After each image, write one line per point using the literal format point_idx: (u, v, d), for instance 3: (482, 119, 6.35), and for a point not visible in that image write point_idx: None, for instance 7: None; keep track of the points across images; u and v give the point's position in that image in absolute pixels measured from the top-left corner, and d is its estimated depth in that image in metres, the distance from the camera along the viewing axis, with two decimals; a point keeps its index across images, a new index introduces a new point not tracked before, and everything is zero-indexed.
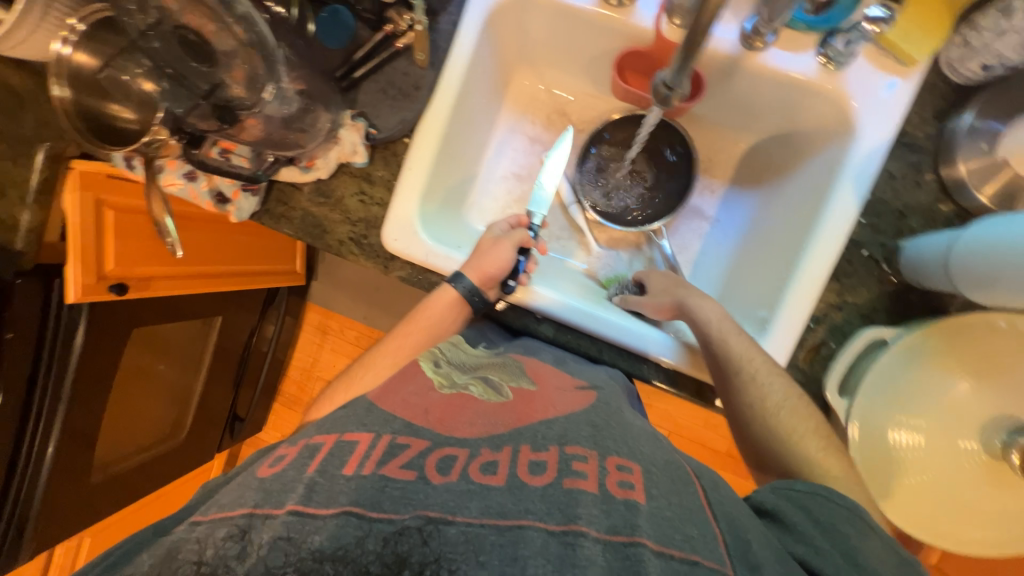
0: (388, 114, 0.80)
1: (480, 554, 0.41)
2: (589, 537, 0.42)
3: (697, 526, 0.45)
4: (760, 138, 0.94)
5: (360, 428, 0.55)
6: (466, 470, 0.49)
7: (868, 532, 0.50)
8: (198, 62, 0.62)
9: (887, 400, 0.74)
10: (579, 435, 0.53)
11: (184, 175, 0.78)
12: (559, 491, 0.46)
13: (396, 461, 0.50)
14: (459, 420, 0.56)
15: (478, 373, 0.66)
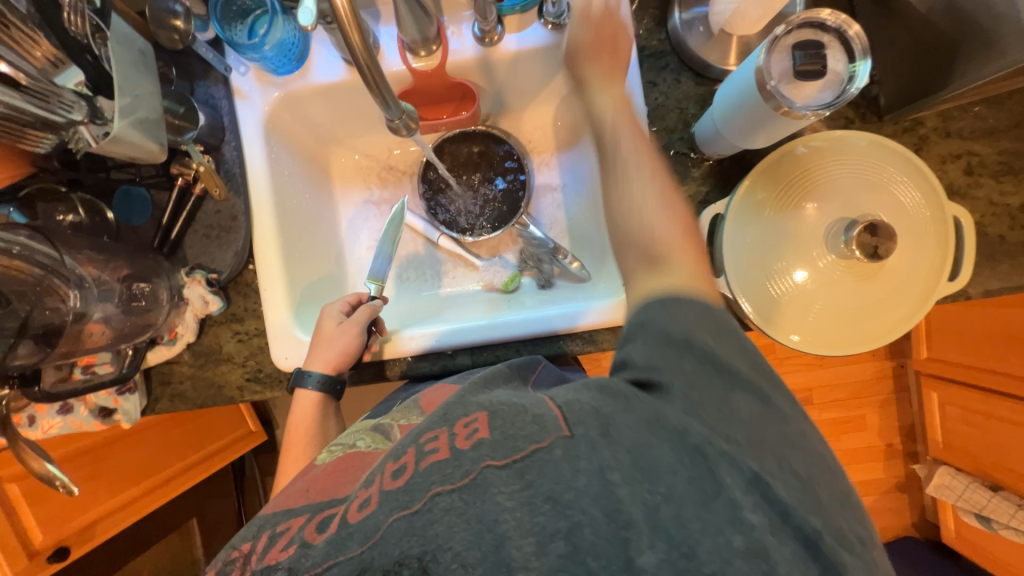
0: (221, 252, 0.73)
1: (427, 530, 0.38)
2: (538, 452, 0.39)
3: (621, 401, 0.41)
4: (563, 105, 0.86)
5: (286, 515, 0.46)
6: (380, 490, 0.41)
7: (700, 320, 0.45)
8: (177, 199, 0.71)
9: (767, 251, 0.65)
10: (430, 423, 0.45)
11: (59, 410, 0.71)
12: (511, 425, 0.41)
13: (276, 546, 0.43)
14: (342, 482, 0.48)
15: (371, 426, 0.61)
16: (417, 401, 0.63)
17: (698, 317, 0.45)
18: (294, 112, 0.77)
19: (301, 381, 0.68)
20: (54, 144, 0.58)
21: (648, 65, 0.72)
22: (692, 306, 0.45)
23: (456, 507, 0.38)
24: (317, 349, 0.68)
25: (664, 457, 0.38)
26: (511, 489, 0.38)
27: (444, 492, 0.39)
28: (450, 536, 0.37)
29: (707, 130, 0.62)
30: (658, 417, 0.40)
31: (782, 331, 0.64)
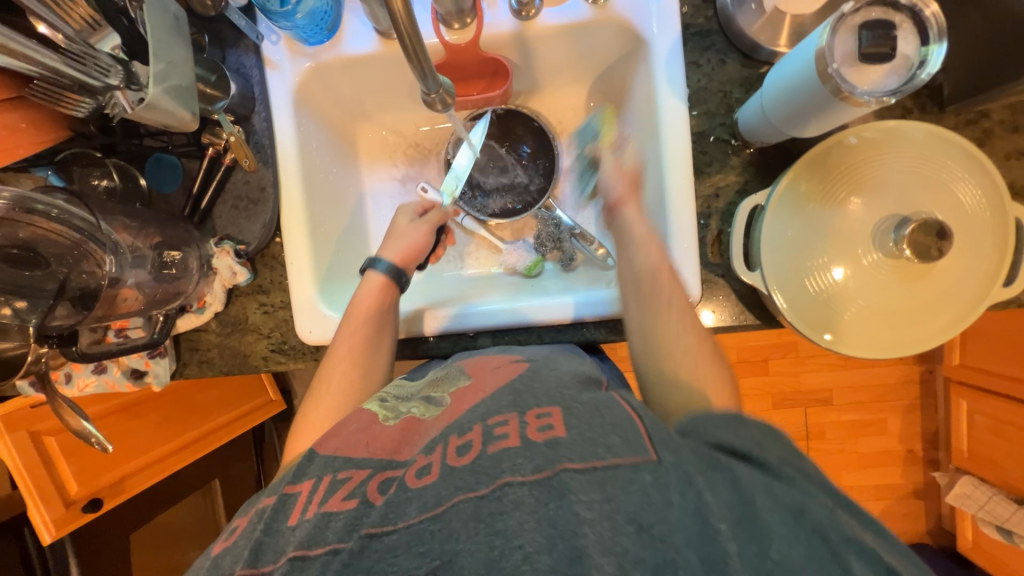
0: (249, 223, 0.74)
1: (496, 521, 0.39)
2: (624, 467, 0.41)
3: (709, 461, 0.42)
4: (596, 83, 0.83)
5: (348, 464, 0.49)
6: (442, 463, 0.45)
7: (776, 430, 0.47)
8: (206, 167, 0.71)
9: (802, 243, 0.62)
10: (500, 406, 0.49)
11: (94, 369, 0.74)
12: (588, 428, 0.44)
13: (338, 495, 0.46)
14: (404, 443, 0.51)
15: (421, 394, 0.61)
16: (463, 369, 0.64)
17: (770, 435, 0.46)
18: (324, 84, 0.76)
19: (372, 263, 0.72)
20: (91, 109, 0.57)
21: (693, 45, 0.69)
22: (767, 432, 0.46)
23: (526, 500, 0.40)
24: (388, 239, 0.75)
25: (770, 519, 0.38)
26: (591, 499, 0.39)
27: (515, 483, 0.41)
28: (520, 531, 0.39)
29: (753, 115, 0.59)
30: (765, 483, 0.41)
31: (816, 330, 0.62)
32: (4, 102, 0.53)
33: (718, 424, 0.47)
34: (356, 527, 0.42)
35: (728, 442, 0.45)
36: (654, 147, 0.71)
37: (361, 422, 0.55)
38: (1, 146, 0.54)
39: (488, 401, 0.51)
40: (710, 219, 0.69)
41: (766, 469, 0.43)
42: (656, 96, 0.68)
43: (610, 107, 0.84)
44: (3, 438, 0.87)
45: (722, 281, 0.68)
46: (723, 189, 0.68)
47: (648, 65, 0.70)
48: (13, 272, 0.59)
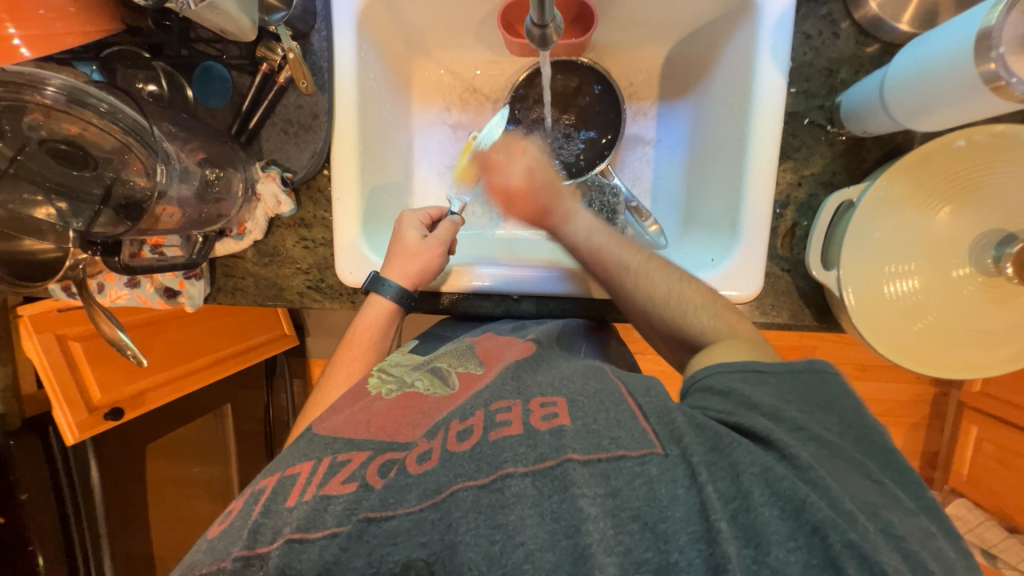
0: (297, 151, 0.70)
1: (498, 514, 0.37)
2: (629, 460, 0.39)
3: (709, 441, 0.41)
4: (680, 44, 0.76)
5: (348, 446, 0.48)
6: (444, 448, 0.42)
7: (772, 382, 0.47)
8: (257, 83, 0.66)
9: (888, 249, 0.58)
10: (519, 389, 0.48)
11: (127, 283, 0.72)
12: (593, 420, 0.42)
13: (338, 477, 0.44)
14: (403, 424, 0.49)
15: (427, 366, 0.61)
16: (473, 346, 0.63)
17: (789, 398, 0.45)
18: (390, 7, 0.70)
19: (377, 287, 0.66)
20: (151, 1, 0.51)
21: (806, 13, 0.62)
22: (784, 392, 0.46)
23: (528, 493, 0.38)
24: (393, 254, 0.67)
25: (769, 516, 0.36)
26: (595, 494, 0.37)
27: (517, 475, 0.39)
28: (522, 528, 0.36)
29: (865, 97, 0.54)
30: (764, 468, 0.38)
31: (888, 340, 0.58)
32: None
33: (737, 383, 0.47)
34: (356, 510, 0.40)
35: (754, 399, 0.45)
36: (740, 123, 0.65)
37: (364, 402, 0.55)
38: (44, 31, 0.49)
39: (492, 387, 0.50)
40: (786, 209, 0.64)
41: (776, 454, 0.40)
42: (754, 67, 0.62)
43: (689, 72, 0.78)
44: (31, 337, 0.87)
45: (787, 276, 0.65)
46: (806, 179, 0.64)
47: (750, 30, 0.63)
48: (60, 170, 0.56)
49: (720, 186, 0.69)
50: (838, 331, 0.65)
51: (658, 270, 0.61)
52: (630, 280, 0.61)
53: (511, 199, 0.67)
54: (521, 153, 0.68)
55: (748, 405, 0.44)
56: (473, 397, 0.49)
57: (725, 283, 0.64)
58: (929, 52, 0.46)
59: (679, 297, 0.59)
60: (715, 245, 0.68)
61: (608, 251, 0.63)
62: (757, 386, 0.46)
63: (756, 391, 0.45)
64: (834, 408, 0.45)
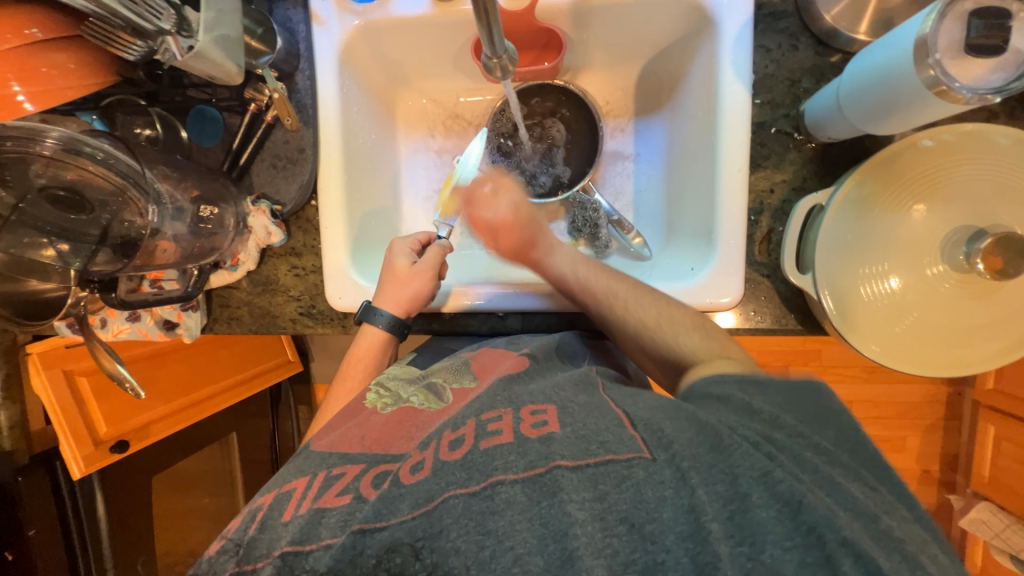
0: (286, 184, 0.72)
1: (488, 521, 0.38)
2: (617, 463, 0.39)
3: (708, 442, 0.40)
4: (650, 63, 0.79)
5: (343, 459, 0.49)
6: (436, 457, 0.43)
7: (772, 392, 0.47)
8: (246, 123, 0.70)
9: (860, 252, 0.59)
10: (496, 401, 0.48)
11: (128, 318, 0.75)
12: (583, 425, 0.43)
13: (332, 490, 0.45)
14: (398, 437, 0.50)
15: (424, 381, 0.61)
16: (469, 362, 0.63)
17: (785, 407, 0.46)
18: (370, 44, 0.74)
19: (371, 317, 0.68)
20: (142, 54, 0.55)
21: (765, 28, 0.64)
22: (783, 402, 0.46)
23: (518, 500, 0.38)
24: (385, 285, 0.68)
25: (764, 516, 0.35)
26: (583, 498, 0.38)
27: (507, 482, 0.39)
28: (511, 533, 0.37)
29: (821, 109, 0.57)
30: (763, 472, 0.38)
31: (866, 341, 0.58)
32: (48, 41, 0.52)
33: (736, 391, 0.47)
34: (349, 523, 0.41)
35: (753, 406, 0.45)
36: (709, 136, 0.67)
37: (361, 417, 0.56)
38: (48, 87, 0.53)
39: (483, 397, 0.50)
40: (760, 215, 0.66)
41: (770, 457, 0.39)
42: (718, 81, 0.65)
43: (660, 89, 0.80)
44: (39, 374, 0.89)
45: (767, 282, 0.66)
46: (779, 186, 0.65)
47: (712, 47, 0.66)
48: (59, 214, 0.59)
49: (696, 197, 0.71)
50: (824, 333, 0.65)
51: (646, 298, 0.61)
52: (617, 308, 0.61)
53: (496, 231, 0.67)
54: (508, 186, 0.68)
55: (746, 410, 0.45)
56: (466, 407, 0.50)
57: (710, 292, 0.64)
58: (877, 59, 0.48)
59: (670, 321, 0.59)
60: (694, 253, 0.69)
61: (594, 283, 0.63)
62: (757, 395, 0.47)
63: (756, 399, 0.46)
64: (829, 424, 0.45)
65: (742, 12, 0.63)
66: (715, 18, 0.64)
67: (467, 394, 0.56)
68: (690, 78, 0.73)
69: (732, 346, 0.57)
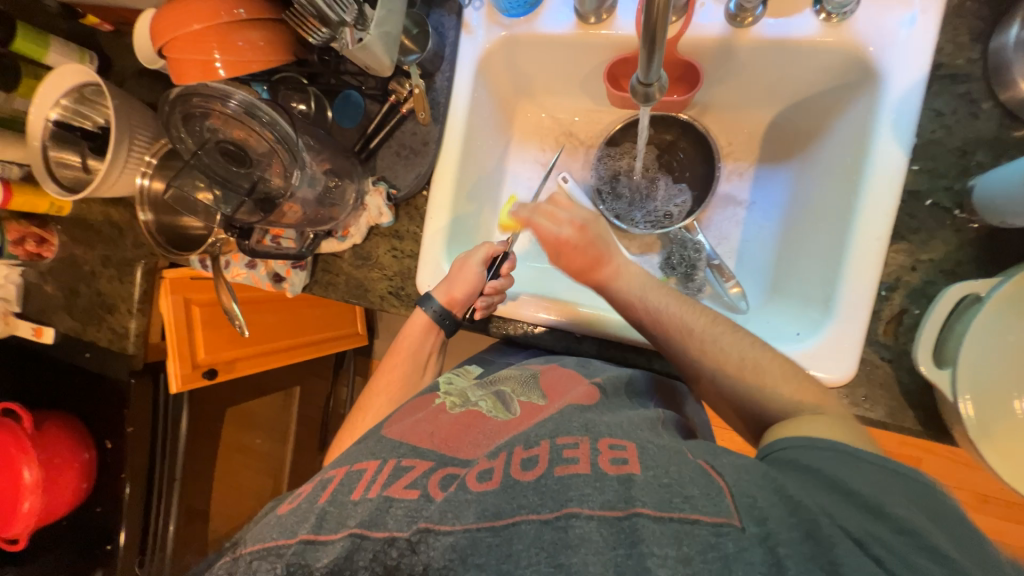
0: (405, 171, 0.78)
1: (560, 554, 0.36)
2: (703, 524, 0.36)
3: (802, 526, 0.36)
4: (789, 111, 0.75)
5: (413, 452, 0.50)
6: (506, 473, 0.43)
7: (870, 470, 0.40)
8: (383, 111, 0.76)
9: (1019, 358, 0.51)
10: (571, 427, 0.47)
11: (247, 264, 0.84)
12: (665, 472, 0.40)
13: (401, 482, 0.46)
14: (466, 442, 0.51)
15: (492, 388, 0.61)
16: (538, 375, 0.62)
17: (888, 489, 0.38)
18: (508, 55, 0.78)
19: (422, 303, 0.73)
20: (323, 40, 0.62)
21: (940, 89, 0.58)
22: (885, 486, 0.39)
23: (592, 539, 0.36)
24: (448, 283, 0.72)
25: None
26: (665, 555, 0.34)
27: (581, 516, 0.37)
28: (583, 572, 0.35)
29: (1001, 187, 0.50)
30: None
31: (1016, 468, 0.49)
32: (251, 21, 0.62)
33: (828, 462, 0.41)
34: (415, 518, 0.41)
35: (847, 484, 0.39)
36: (847, 198, 0.62)
37: (428, 411, 0.58)
38: (237, 58, 0.62)
39: (558, 419, 0.49)
40: (894, 292, 0.58)
41: (885, 568, 0.34)
42: (871, 139, 0.59)
43: (792, 140, 0.76)
44: (167, 296, 1.03)
45: (887, 367, 0.58)
46: (923, 264, 0.58)
47: (870, 102, 0.60)
48: (224, 166, 0.67)
49: (817, 259, 0.65)
50: (949, 440, 0.56)
51: (724, 332, 0.57)
52: (694, 343, 0.57)
53: (558, 251, 0.68)
54: (566, 204, 0.70)
55: (840, 489, 0.39)
56: (538, 426, 0.49)
57: (817, 363, 0.58)
58: None
59: (754, 366, 0.54)
60: (802, 319, 0.64)
61: (669, 312, 0.60)
62: (851, 472, 0.40)
63: (852, 479, 0.40)
64: (950, 532, 0.36)
65: (914, 73, 0.57)
66: (881, 75, 0.59)
67: (536, 413, 0.54)
68: (833, 134, 0.68)
69: (827, 399, 0.50)
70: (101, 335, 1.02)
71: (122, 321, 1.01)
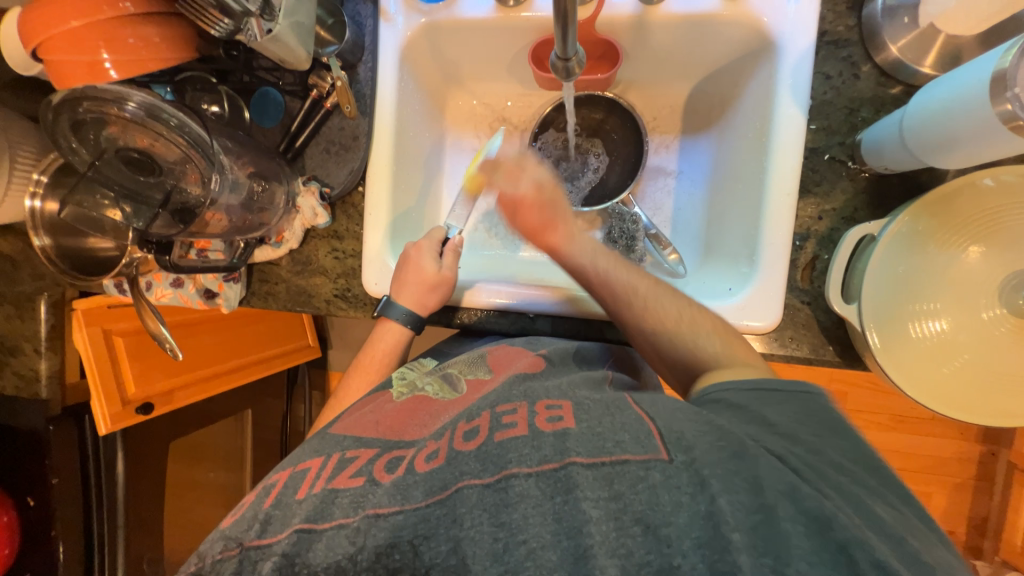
0: (336, 168, 0.75)
1: (501, 513, 0.38)
2: (632, 463, 0.38)
3: (730, 447, 0.39)
4: (703, 84, 0.80)
5: (358, 443, 0.50)
6: (450, 448, 0.44)
7: (782, 404, 0.46)
8: (306, 106, 0.72)
9: (909, 288, 0.58)
10: (511, 395, 0.49)
11: (172, 283, 0.78)
12: (597, 423, 0.42)
13: (345, 473, 0.46)
14: (411, 424, 0.52)
15: (441, 372, 0.62)
16: (484, 355, 0.62)
17: (803, 421, 0.44)
18: (431, 43, 0.76)
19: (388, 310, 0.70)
20: (226, 32, 0.57)
21: (826, 55, 0.64)
22: (797, 415, 0.45)
23: (532, 494, 0.38)
24: (406, 277, 0.69)
25: (791, 529, 0.34)
26: (597, 497, 0.37)
27: (521, 475, 0.39)
28: (524, 526, 0.37)
29: (881, 137, 0.57)
30: (789, 486, 0.36)
31: (911, 381, 0.56)
32: (140, 16, 0.56)
33: (748, 400, 0.46)
34: (361, 504, 0.41)
35: (768, 418, 0.44)
36: (759, 159, 0.67)
37: (376, 403, 0.57)
38: (129, 57, 0.56)
39: (506, 389, 0.50)
40: (806, 241, 0.65)
41: (799, 473, 0.38)
42: (774, 104, 0.65)
43: (709, 111, 0.81)
44: (80, 329, 0.92)
45: (807, 309, 0.64)
46: (827, 214, 0.64)
47: (771, 70, 0.66)
48: (129, 176, 0.61)
49: (739, 218, 0.71)
50: (863, 367, 0.63)
51: (664, 292, 0.61)
52: (638, 306, 0.60)
53: (518, 209, 0.68)
54: (530, 167, 0.70)
55: (761, 421, 0.44)
56: (482, 399, 0.51)
57: (752, 314, 0.63)
58: (947, 92, 0.49)
59: (691, 321, 0.58)
60: (733, 276, 0.69)
61: (616, 275, 0.63)
62: (767, 406, 0.46)
63: (772, 413, 0.45)
64: (845, 439, 0.43)
65: (804, 40, 0.63)
66: (777, 43, 0.65)
67: (480, 387, 0.55)
68: (743, 101, 0.73)
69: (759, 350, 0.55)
70: (4, 382, 0.91)
71: (29, 363, 0.90)
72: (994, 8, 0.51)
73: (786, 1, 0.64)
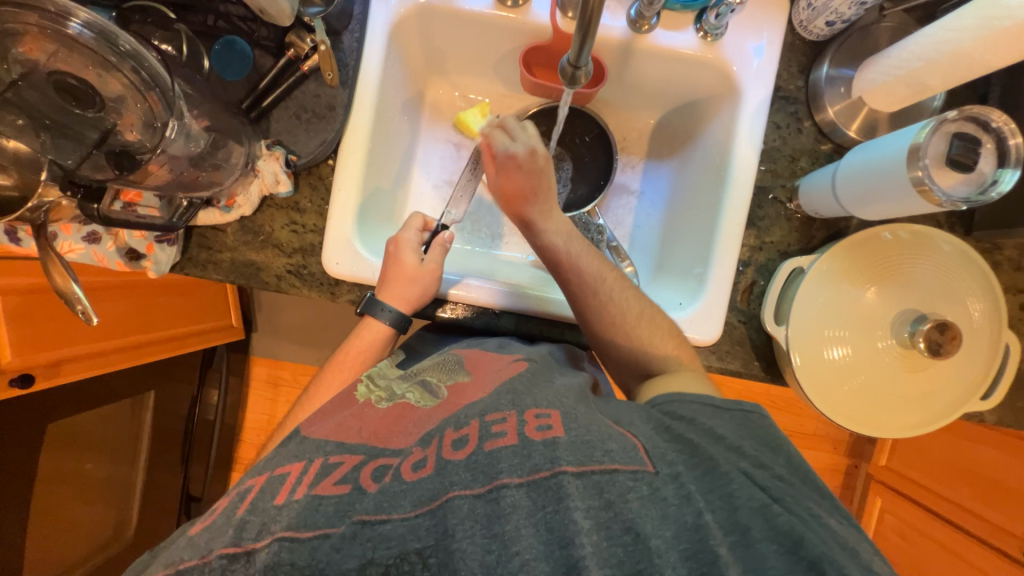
0: (306, 137, 0.70)
1: (495, 524, 0.40)
2: (621, 473, 0.42)
3: (703, 467, 0.45)
4: (670, 115, 0.87)
5: (341, 448, 0.48)
6: (438, 456, 0.45)
7: (725, 417, 0.52)
8: (279, 65, 0.67)
9: (825, 316, 0.67)
10: (500, 403, 0.49)
11: (84, 238, 0.67)
12: (586, 431, 0.45)
13: (330, 479, 0.45)
14: (397, 432, 0.50)
15: (417, 378, 0.60)
16: (460, 360, 0.62)
17: (742, 433, 0.50)
18: (422, 25, 0.75)
19: (371, 310, 0.66)
20: None
21: (778, 107, 0.74)
22: (736, 427, 0.51)
23: (523, 504, 0.41)
24: (387, 274, 0.67)
25: (769, 552, 0.39)
26: (588, 506, 0.40)
27: (512, 486, 0.41)
28: (517, 538, 0.39)
29: (816, 184, 0.67)
30: (761, 504, 0.42)
31: (818, 396, 0.66)
32: None
33: (697, 412, 0.52)
34: (348, 513, 0.41)
35: (716, 430, 0.49)
36: (716, 189, 0.75)
37: (356, 407, 0.55)
38: None
39: (488, 399, 0.50)
40: (747, 268, 0.73)
41: (769, 492, 0.43)
42: (733, 142, 0.72)
43: (672, 140, 0.88)
44: None
45: (742, 327, 0.73)
46: (767, 246, 0.73)
47: (733, 112, 0.74)
48: (61, 107, 0.53)
49: (692, 240, 0.78)
50: (782, 384, 0.73)
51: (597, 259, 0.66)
52: (573, 265, 0.65)
53: (503, 169, 0.68)
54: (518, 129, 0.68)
55: (711, 434, 0.49)
56: (469, 405, 0.50)
57: (698, 326, 0.70)
58: (873, 155, 0.58)
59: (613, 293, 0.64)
60: (682, 291, 0.75)
61: (552, 231, 0.67)
62: (712, 417, 0.51)
63: (723, 426, 0.50)
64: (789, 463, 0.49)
65: (762, 92, 0.72)
66: (741, 88, 0.72)
67: (464, 397, 0.54)
68: (704, 134, 0.81)
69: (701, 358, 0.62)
70: None
71: None
72: (905, 95, 0.63)
73: (751, 54, 0.72)
